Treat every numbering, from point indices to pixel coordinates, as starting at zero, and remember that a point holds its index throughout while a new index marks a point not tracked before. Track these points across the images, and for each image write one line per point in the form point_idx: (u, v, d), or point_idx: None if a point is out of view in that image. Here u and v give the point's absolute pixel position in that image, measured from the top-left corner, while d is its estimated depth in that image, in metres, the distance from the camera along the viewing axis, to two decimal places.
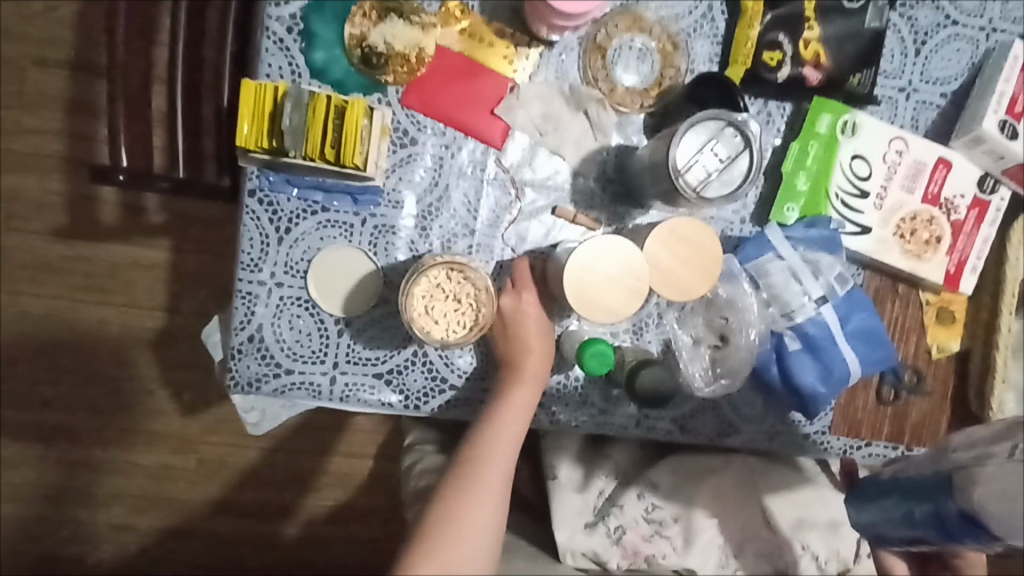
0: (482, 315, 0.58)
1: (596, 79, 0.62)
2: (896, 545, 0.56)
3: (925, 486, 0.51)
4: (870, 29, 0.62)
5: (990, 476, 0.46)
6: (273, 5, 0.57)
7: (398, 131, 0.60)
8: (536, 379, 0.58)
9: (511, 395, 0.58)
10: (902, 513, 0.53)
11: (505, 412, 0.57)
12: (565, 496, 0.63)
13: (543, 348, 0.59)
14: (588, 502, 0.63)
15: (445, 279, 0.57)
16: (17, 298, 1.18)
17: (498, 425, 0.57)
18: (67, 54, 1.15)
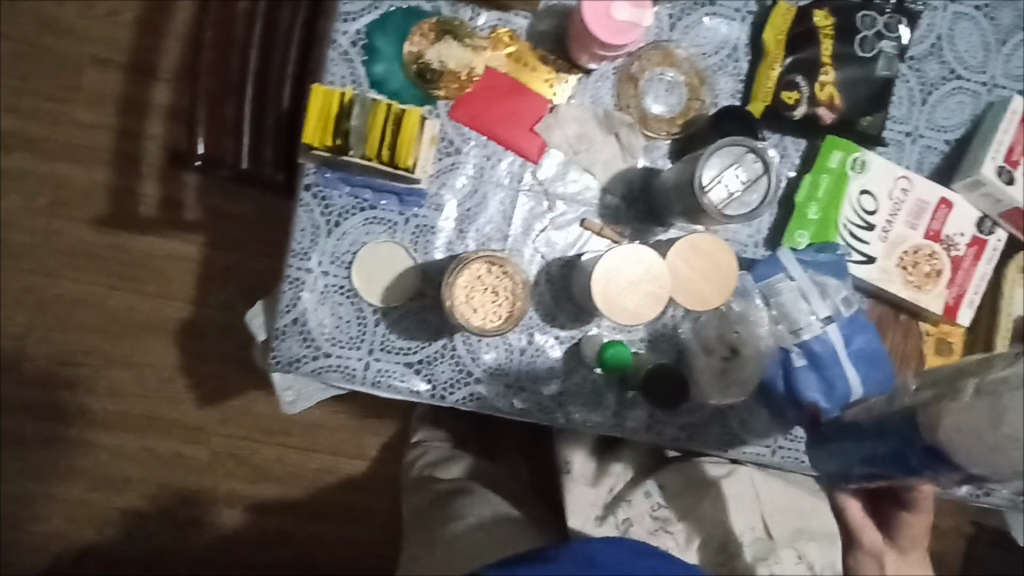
0: (517, 307, 0.63)
1: (628, 106, 0.67)
2: (857, 479, 0.68)
3: (891, 428, 0.62)
4: (881, 76, 0.67)
5: (956, 410, 0.55)
6: (341, 21, 0.63)
7: (445, 140, 0.65)
8: None
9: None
10: (864, 453, 0.65)
11: None
12: (579, 488, 0.69)
13: None
14: (600, 496, 0.69)
15: (485, 273, 0.63)
16: (54, 281, 1.23)
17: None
18: (127, 56, 1.22)
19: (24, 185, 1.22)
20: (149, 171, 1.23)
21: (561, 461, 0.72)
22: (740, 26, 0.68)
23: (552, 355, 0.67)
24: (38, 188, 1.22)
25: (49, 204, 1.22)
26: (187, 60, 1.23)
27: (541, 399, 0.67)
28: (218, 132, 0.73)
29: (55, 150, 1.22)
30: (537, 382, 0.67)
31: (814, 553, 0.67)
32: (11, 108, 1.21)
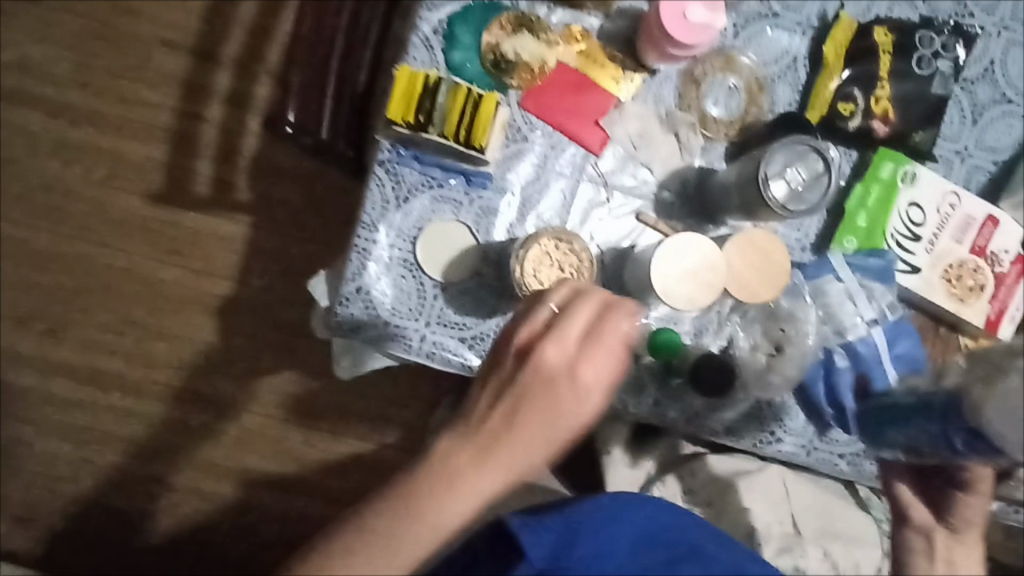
0: (580, 283, 0.65)
1: (689, 108, 0.70)
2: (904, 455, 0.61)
3: (936, 404, 0.55)
4: (936, 94, 0.70)
5: (1004, 390, 0.48)
6: (426, 9, 0.67)
7: (514, 127, 0.69)
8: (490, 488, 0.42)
9: (463, 459, 0.42)
10: (910, 430, 0.58)
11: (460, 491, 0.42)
12: (616, 469, 0.73)
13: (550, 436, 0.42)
14: (637, 476, 0.74)
15: (553, 249, 0.66)
16: (105, 251, 1.27)
17: (430, 500, 0.41)
18: (194, 40, 1.27)
19: (86, 157, 1.27)
20: (204, 151, 1.28)
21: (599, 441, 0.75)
22: (801, 39, 0.71)
23: None
24: (97, 159, 1.27)
25: (107, 177, 1.27)
26: (250, 49, 1.27)
27: None
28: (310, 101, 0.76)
29: (117, 125, 1.27)
30: None
31: (839, 553, 0.73)
32: (81, 82, 1.27)
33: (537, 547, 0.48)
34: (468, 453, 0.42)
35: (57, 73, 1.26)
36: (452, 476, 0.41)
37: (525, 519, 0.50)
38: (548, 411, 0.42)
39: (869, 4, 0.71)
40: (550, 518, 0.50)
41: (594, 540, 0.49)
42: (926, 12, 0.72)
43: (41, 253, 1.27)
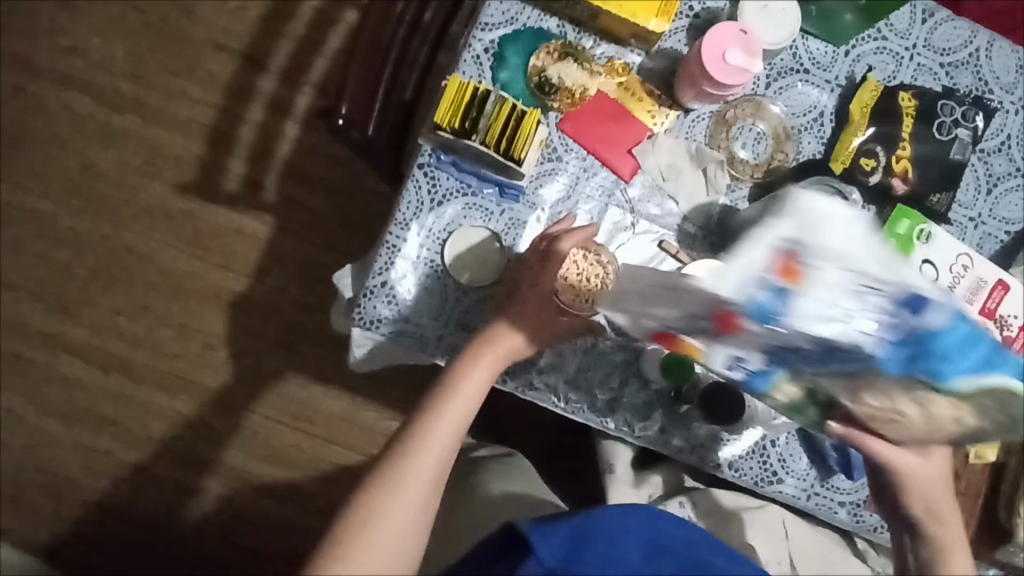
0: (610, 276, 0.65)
1: (718, 147, 0.74)
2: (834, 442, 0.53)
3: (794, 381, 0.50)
4: (953, 159, 0.73)
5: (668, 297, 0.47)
6: (480, 29, 0.72)
7: (550, 147, 0.72)
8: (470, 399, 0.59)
9: (479, 354, 0.61)
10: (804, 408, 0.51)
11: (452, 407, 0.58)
12: (620, 488, 0.76)
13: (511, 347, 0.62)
14: (641, 495, 0.76)
15: (581, 257, 0.64)
16: (129, 235, 1.30)
17: (463, 380, 0.60)
18: (245, 46, 1.32)
19: (125, 144, 1.31)
20: (238, 150, 1.31)
21: (605, 460, 0.78)
22: (829, 95, 0.75)
23: (612, 360, 0.70)
24: (136, 148, 1.31)
25: (143, 165, 1.31)
26: (297, 59, 1.32)
27: (596, 400, 0.70)
28: (365, 99, 0.72)
29: (160, 118, 1.31)
30: (594, 385, 0.70)
31: None
32: (132, 74, 1.32)
33: (549, 547, 0.52)
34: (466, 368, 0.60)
35: (110, 63, 1.32)
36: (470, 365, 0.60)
37: (537, 522, 0.54)
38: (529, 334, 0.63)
39: (895, 71, 0.76)
40: (560, 522, 0.54)
41: (604, 544, 0.53)
42: (949, 84, 0.76)
43: (68, 232, 1.30)
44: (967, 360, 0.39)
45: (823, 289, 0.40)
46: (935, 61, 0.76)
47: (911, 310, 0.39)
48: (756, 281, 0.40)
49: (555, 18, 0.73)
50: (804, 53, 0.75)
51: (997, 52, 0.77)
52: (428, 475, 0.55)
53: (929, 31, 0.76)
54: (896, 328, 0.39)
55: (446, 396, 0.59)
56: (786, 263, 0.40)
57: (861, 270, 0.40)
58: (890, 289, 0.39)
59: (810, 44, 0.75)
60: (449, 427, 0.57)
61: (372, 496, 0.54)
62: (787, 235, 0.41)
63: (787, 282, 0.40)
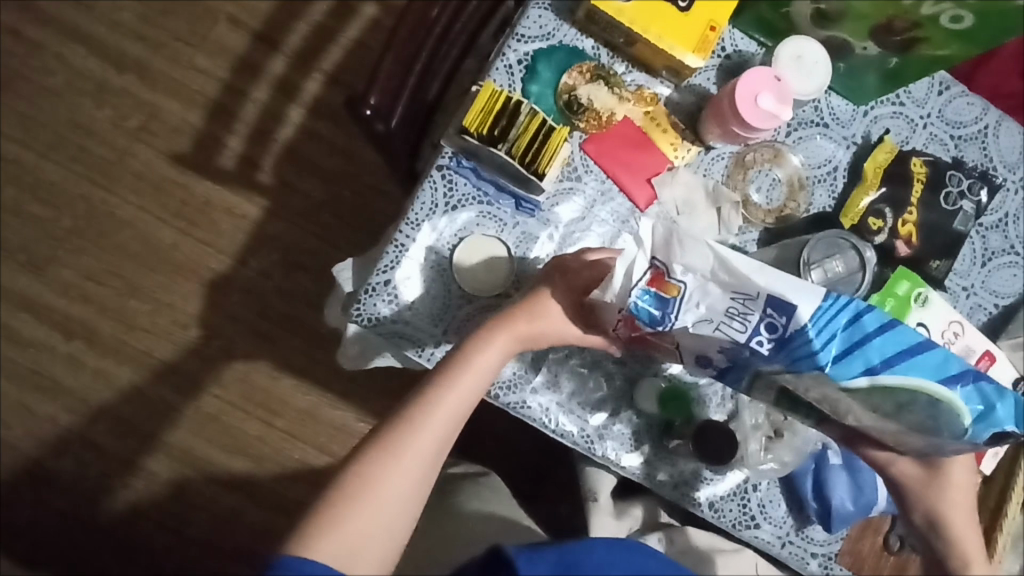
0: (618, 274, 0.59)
1: (734, 188, 0.74)
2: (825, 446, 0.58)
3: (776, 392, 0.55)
4: (955, 229, 0.75)
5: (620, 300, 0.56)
6: (516, 40, 0.71)
7: (572, 166, 0.72)
8: (464, 393, 0.58)
9: (494, 333, 0.60)
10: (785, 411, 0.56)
11: (441, 400, 0.57)
12: (602, 518, 0.75)
13: (512, 337, 0.60)
14: (621, 526, 0.75)
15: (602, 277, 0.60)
16: (111, 199, 1.25)
17: (475, 357, 0.59)
18: (260, 23, 1.29)
19: (121, 105, 1.26)
20: (239, 128, 1.27)
21: (588, 488, 0.78)
22: (845, 151, 0.77)
23: (607, 387, 0.70)
24: (132, 110, 1.26)
25: (137, 128, 1.26)
26: (312, 45, 1.30)
27: (586, 426, 0.69)
28: (393, 92, 0.72)
29: (162, 84, 1.27)
30: (585, 409, 0.69)
31: None
32: (139, 35, 1.28)
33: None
34: (461, 361, 0.59)
35: (118, 21, 1.28)
36: (482, 343, 0.59)
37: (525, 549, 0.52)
38: (550, 324, 0.61)
39: (908, 136, 0.78)
40: (549, 548, 0.52)
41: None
42: (957, 156, 0.79)
43: (48, 186, 1.24)
44: (850, 352, 0.47)
45: (696, 297, 0.50)
46: (946, 132, 0.79)
47: (779, 313, 0.47)
48: (633, 292, 0.51)
49: (591, 39, 0.73)
50: (826, 108, 0.77)
51: (1005, 131, 0.80)
52: (429, 448, 0.56)
53: (944, 103, 0.79)
54: (775, 329, 0.47)
55: (455, 372, 0.58)
56: (658, 280, 0.50)
57: (725, 282, 0.49)
58: (756, 296, 0.48)
59: (832, 101, 0.77)
60: (456, 403, 0.58)
61: (370, 464, 0.55)
62: (654, 256, 0.51)
63: (662, 295, 0.50)
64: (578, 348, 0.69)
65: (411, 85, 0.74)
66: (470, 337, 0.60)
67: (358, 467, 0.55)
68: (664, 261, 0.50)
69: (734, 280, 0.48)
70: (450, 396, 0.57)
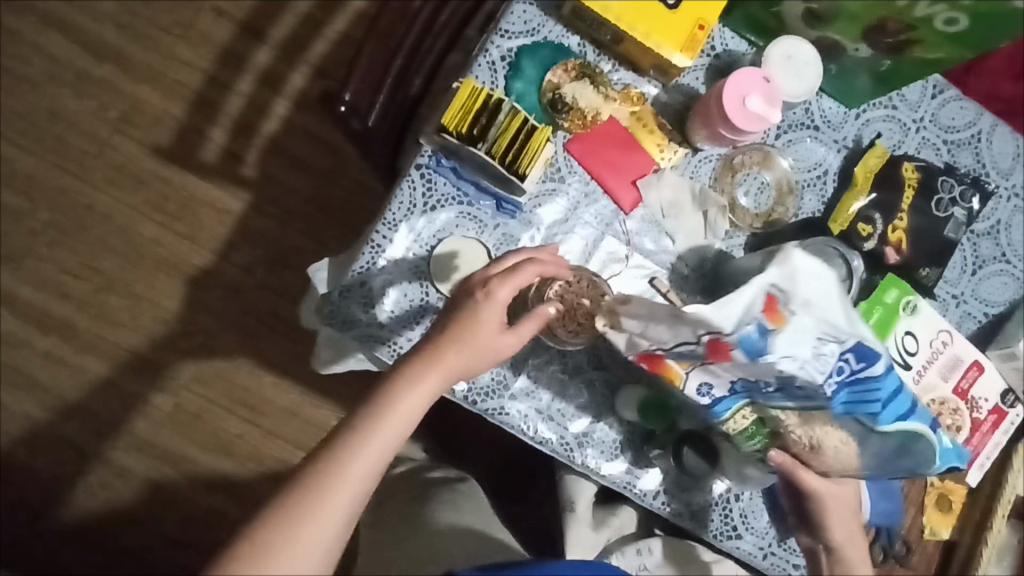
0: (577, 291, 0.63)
1: (721, 191, 0.73)
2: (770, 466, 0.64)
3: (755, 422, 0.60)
4: (946, 236, 0.74)
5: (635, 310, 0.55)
6: (500, 36, 0.69)
7: (555, 166, 0.70)
8: (390, 434, 0.52)
9: (423, 363, 0.54)
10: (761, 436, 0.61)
11: (366, 442, 0.51)
12: (580, 529, 0.73)
13: (446, 371, 0.54)
14: (600, 539, 0.74)
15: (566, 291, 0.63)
16: (89, 191, 1.22)
17: (402, 391, 0.53)
18: (244, 14, 1.26)
19: (101, 96, 1.23)
20: (222, 120, 1.24)
21: (566, 497, 0.75)
22: (835, 155, 0.75)
23: (588, 394, 0.68)
24: (112, 101, 1.24)
25: (117, 120, 1.23)
26: (298, 37, 1.27)
27: (565, 434, 0.67)
28: (371, 89, 0.70)
29: (143, 74, 1.24)
30: (565, 417, 0.68)
31: None
32: (120, 24, 1.24)
33: None
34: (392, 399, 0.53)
35: (97, 9, 1.24)
36: (407, 379, 0.54)
37: None
38: (485, 343, 0.55)
39: (901, 140, 0.76)
40: None
41: None
42: (949, 162, 0.77)
43: (24, 177, 1.21)
44: (893, 402, 0.53)
45: (799, 333, 0.49)
46: (939, 137, 0.77)
47: (858, 359, 0.51)
48: (749, 323, 0.48)
49: (577, 36, 0.71)
50: (816, 110, 0.75)
51: (999, 137, 0.79)
52: (346, 499, 0.50)
53: (937, 107, 0.77)
54: (845, 372, 0.51)
55: (377, 413, 0.52)
56: (771, 309, 0.49)
57: (822, 320, 0.50)
58: (845, 340, 0.51)
59: (823, 103, 0.75)
60: (378, 446, 0.52)
61: (286, 513, 0.49)
62: (776, 284, 0.50)
63: (770, 325, 0.49)
64: (556, 352, 0.67)
65: (391, 79, 0.72)
66: (398, 367, 0.54)
67: (270, 520, 0.49)
68: (784, 292, 0.50)
69: (834, 323, 0.51)
70: (376, 436, 0.52)
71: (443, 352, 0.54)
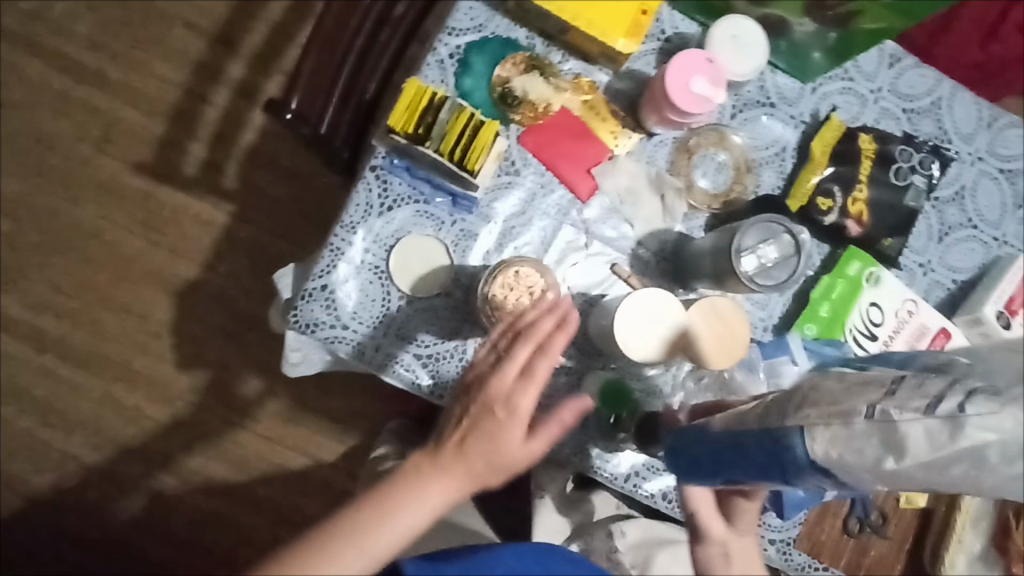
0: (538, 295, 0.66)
1: (678, 174, 0.73)
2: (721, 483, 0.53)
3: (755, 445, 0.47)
4: (907, 206, 0.74)
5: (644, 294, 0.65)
6: (447, 34, 0.70)
7: (509, 160, 0.70)
8: (388, 540, 0.48)
9: (439, 461, 0.50)
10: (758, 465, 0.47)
11: (358, 541, 0.48)
12: (546, 513, 0.76)
13: (463, 474, 0.50)
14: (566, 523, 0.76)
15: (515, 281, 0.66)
16: (76, 210, 1.24)
17: (410, 490, 0.49)
18: (217, 27, 1.28)
19: (81, 117, 1.25)
20: (201, 134, 1.26)
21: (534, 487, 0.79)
22: (792, 131, 0.75)
23: (552, 383, 0.68)
24: (92, 120, 1.26)
25: (98, 138, 1.25)
26: (270, 46, 1.28)
27: None
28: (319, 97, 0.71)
29: (121, 91, 1.26)
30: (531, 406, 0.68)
31: None
32: (95, 44, 1.26)
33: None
34: (398, 495, 0.49)
35: (72, 31, 1.26)
36: (391, 507, 0.49)
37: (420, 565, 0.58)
38: (505, 439, 0.50)
39: (859, 112, 0.76)
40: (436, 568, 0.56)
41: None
42: (910, 130, 0.77)
43: (13, 201, 1.24)
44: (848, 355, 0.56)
45: None
46: (898, 106, 0.77)
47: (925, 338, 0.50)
48: None
49: (524, 29, 0.71)
50: (772, 87, 0.75)
51: (959, 102, 0.78)
52: None
53: (895, 76, 0.77)
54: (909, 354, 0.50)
55: (362, 525, 0.48)
56: None
57: None
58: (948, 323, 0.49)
59: (778, 79, 0.75)
60: (371, 549, 0.48)
61: None
62: None
63: None
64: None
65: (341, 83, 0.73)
66: (414, 461, 0.50)
67: None
68: None
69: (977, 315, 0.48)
70: (374, 538, 0.48)
71: (462, 441, 0.50)
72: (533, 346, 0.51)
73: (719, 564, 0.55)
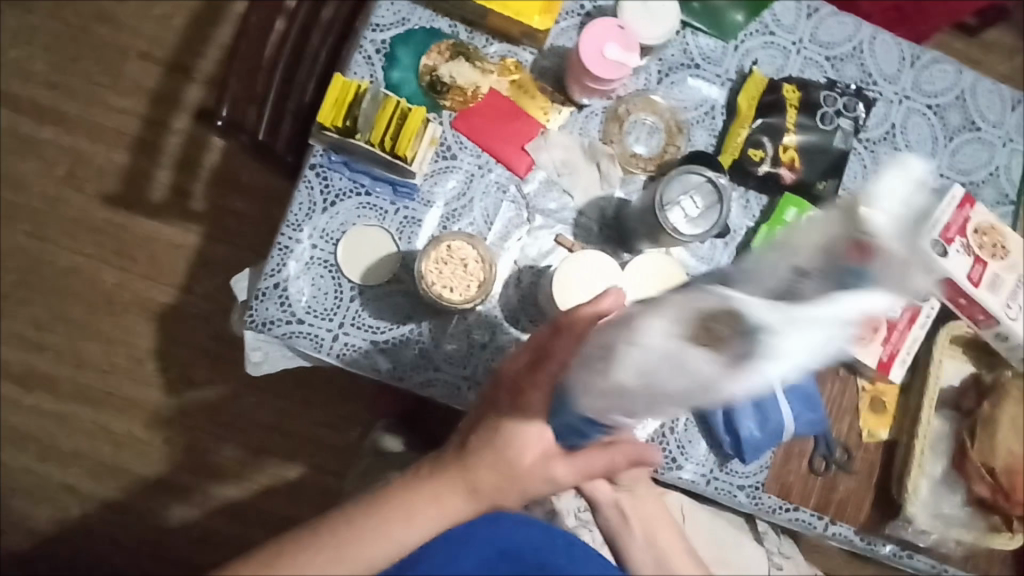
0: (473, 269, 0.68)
1: (611, 142, 0.75)
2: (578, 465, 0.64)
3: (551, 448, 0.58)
4: (838, 148, 0.76)
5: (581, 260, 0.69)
6: (371, 30, 0.72)
7: (444, 145, 0.72)
8: (414, 520, 0.56)
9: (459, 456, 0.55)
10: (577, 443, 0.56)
11: (384, 515, 0.56)
12: None
13: (485, 470, 0.54)
14: None
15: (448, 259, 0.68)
16: (50, 247, 1.27)
17: (432, 479, 0.56)
18: (170, 55, 1.30)
19: (47, 156, 1.28)
20: (165, 160, 1.29)
21: None
22: (720, 89, 0.77)
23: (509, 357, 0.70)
24: (58, 158, 1.28)
25: (65, 175, 1.28)
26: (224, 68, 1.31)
27: None
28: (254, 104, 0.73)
29: (82, 127, 1.29)
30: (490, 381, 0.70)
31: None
32: (52, 83, 1.29)
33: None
34: (423, 482, 0.56)
35: (29, 73, 1.29)
36: (416, 493, 0.56)
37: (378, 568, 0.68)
38: (520, 436, 0.53)
39: (782, 64, 0.78)
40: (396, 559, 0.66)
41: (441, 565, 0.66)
42: (834, 76, 0.79)
43: None
44: None
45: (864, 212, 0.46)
46: (820, 55, 0.79)
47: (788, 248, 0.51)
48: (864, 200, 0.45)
49: (446, 18, 0.74)
50: (694, 48, 0.77)
51: (880, 45, 0.80)
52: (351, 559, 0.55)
53: (814, 26, 0.79)
54: None
55: (387, 502, 0.56)
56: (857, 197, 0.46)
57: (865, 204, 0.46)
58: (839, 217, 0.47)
59: (700, 40, 0.77)
60: (396, 524, 0.56)
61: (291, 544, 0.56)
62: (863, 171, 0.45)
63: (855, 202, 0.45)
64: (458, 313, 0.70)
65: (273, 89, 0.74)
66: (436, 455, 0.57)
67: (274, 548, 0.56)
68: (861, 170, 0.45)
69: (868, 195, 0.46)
70: (401, 515, 0.55)
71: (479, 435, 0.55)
72: (549, 333, 0.54)
73: (619, 523, 0.65)
